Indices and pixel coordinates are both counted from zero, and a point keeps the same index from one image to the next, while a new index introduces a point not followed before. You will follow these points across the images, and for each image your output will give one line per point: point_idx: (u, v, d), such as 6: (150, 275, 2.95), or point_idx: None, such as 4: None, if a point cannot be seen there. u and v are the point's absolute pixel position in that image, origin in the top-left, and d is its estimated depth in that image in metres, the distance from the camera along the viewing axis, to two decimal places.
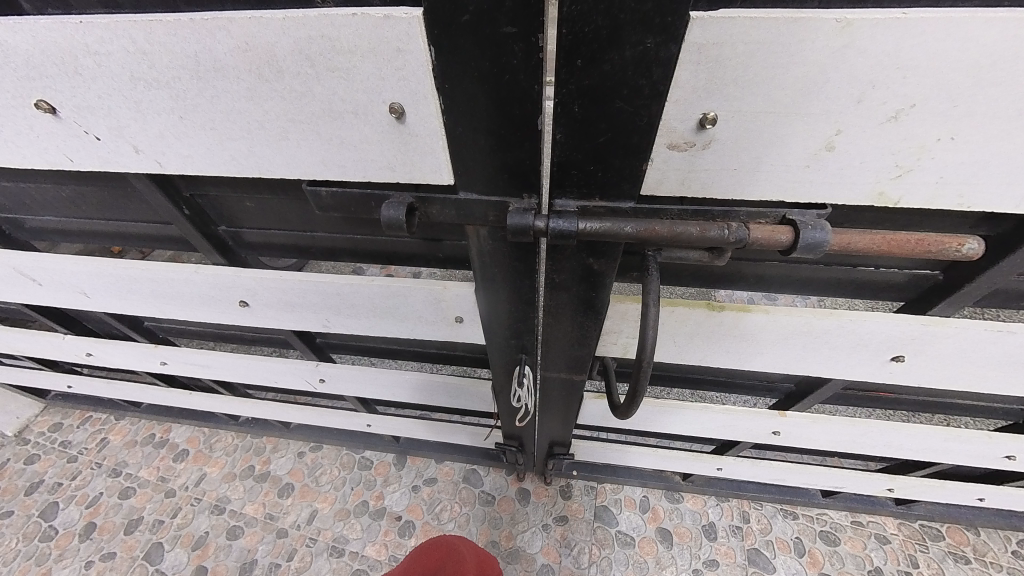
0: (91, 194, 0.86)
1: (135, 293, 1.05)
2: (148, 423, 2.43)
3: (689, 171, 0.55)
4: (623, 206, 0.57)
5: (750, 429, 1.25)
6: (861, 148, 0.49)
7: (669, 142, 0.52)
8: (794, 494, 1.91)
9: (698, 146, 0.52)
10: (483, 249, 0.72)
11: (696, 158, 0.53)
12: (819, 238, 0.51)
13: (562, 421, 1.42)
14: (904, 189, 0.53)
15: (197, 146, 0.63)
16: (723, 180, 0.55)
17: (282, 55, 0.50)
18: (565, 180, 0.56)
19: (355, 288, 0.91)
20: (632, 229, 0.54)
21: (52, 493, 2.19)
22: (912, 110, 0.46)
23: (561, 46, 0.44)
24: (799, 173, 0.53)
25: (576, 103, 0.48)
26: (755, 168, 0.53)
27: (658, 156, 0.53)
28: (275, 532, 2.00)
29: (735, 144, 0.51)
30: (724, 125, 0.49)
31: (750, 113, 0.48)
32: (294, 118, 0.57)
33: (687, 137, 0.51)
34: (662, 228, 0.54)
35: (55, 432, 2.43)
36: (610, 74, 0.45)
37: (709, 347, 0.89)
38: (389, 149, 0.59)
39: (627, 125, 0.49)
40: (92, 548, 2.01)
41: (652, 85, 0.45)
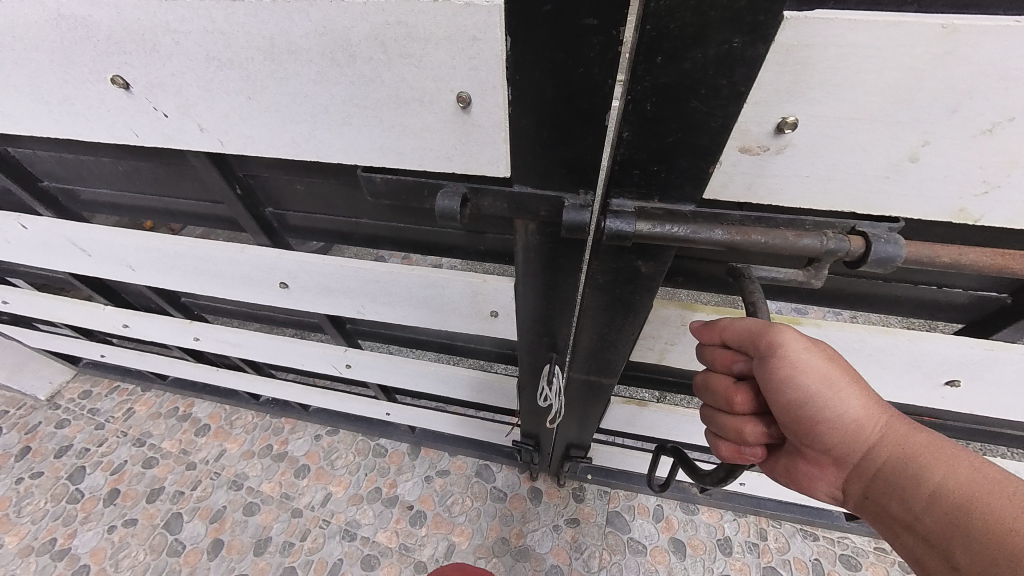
0: (147, 170, 0.88)
1: (179, 269, 1.08)
2: (172, 396, 2.49)
3: (758, 176, 0.54)
4: (682, 209, 0.55)
5: None
6: (947, 159, 0.48)
7: (741, 144, 0.51)
8: (815, 515, 1.86)
9: (776, 150, 0.50)
10: (529, 244, 0.72)
11: (768, 162, 0.52)
12: (891, 252, 0.50)
13: (584, 424, 1.40)
14: (987, 205, 0.51)
15: (260, 127, 0.64)
16: (793, 186, 0.54)
17: (355, 39, 0.50)
18: (624, 179, 0.55)
19: (395, 275, 0.92)
20: (722, 234, 0.52)
21: (80, 458, 2.27)
22: (1009, 124, 0.45)
23: (642, 41, 0.43)
24: (876, 183, 0.52)
25: (649, 100, 0.47)
26: (830, 176, 0.52)
27: (727, 158, 0.53)
28: (290, 512, 2.05)
29: (811, 150, 0.50)
30: (805, 130, 0.48)
31: (834, 120, 0.47)
32: (359, 103, 0.57)
33: (762, 141, 0.50)
34: (756, 236, 0.52)
35: (85, 399, 2.52)
36: (690, 72, 0.44)
37: None
38: (449, 138, 0.59)
39: (700, 125, 0.48)
40: (116, 513, 2.08)
41: (732, 85, 0.44)
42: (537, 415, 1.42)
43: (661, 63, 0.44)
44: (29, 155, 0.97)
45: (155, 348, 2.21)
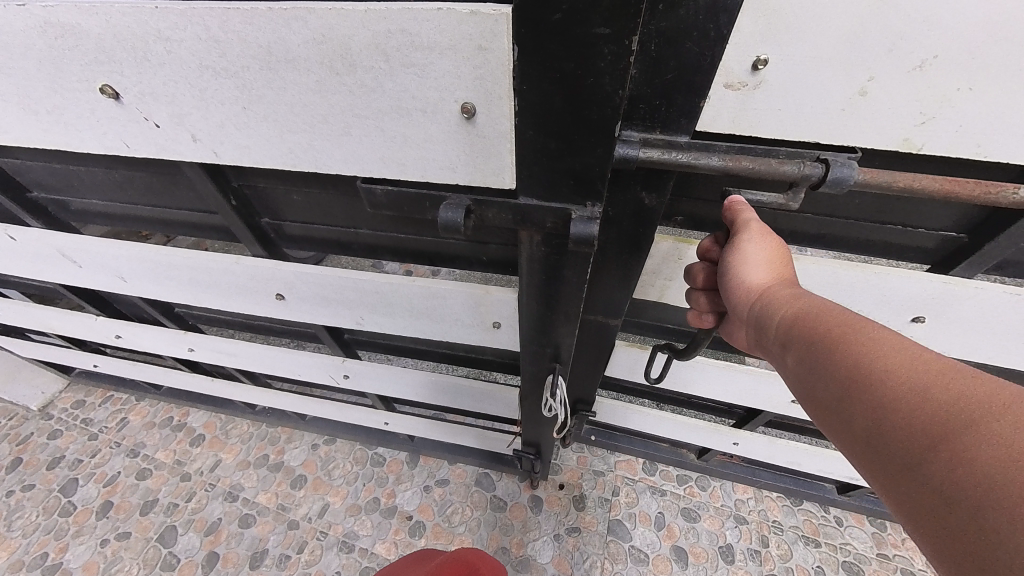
0: (141, 179, 0.85)
1: (173, 279, 1.05)
2: (167, 405, 2.45)
3: (739, 112, 0.55)
4: (679, 138, 0.55)
5: (770, 395, 1.33)
6: (892, 95, 0.51)
7: (723, 82, 0.53)
8: (807, 486, 1.94)
9: (746, 86, 0.53)
10: (534, 255, 0.70)
11: (747, 99, 0.54)
12: (846, 176, 0.52)
13: (586, 387, 1.47)
14: (929, 135, 0.53)
15: (256, 137, 0.62)
16: (767, 122, 0.56)
17: (356, 47, 0.48)
18: (630, 114, 0.54)
19: (395, 286, 0.90)
20: (717, 159, 0.53)
21: (72, 469, 2.23)
22: (937, 61, 0.47)
23: None
24: (834, 117, 0.54)
25: (652, 43, 0.47)
26: (796, 112, 0.54)
27: (713, 95, 0.55)
28: (286, 523, 2.02)
29: (774, 88, 0.52)
30: (779, 67, 0.51)
31: (793, 58, 0.50)
32: (360, 113, 0.55)
33: (743, 78, 0.52)
34: (746, 162, 0.53)
35: (78, 408, 2.46)
36: (685, 19, 0.45)
37: None
38: (452, 150, 0.57)
39: (694, 69, 0.48)
40: (109, 526, 2.04)
41: (720, 31, 0.44)
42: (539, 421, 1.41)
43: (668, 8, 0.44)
44: (19, 165, 0.94)
45: (150, 358, 2.17)
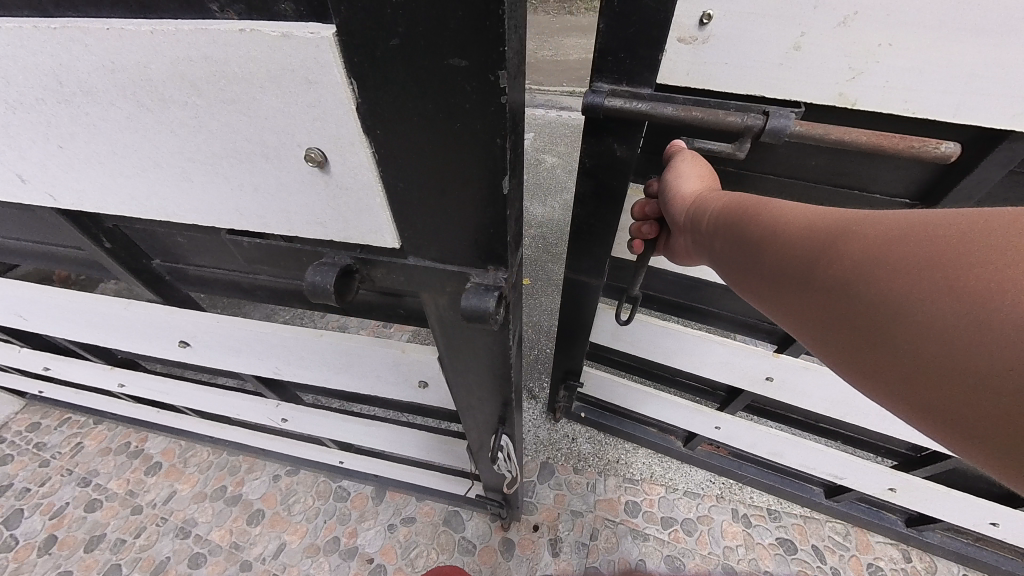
0: (11, 215, 0.74)
1: (72, 321, 0.94)
2: (126, 430, 2.33)
3: (694, 62, 0.79)
4: (642, 91, 0.84)
5: (747, 371, 1.52)
6: (822, 45, 0.70)
7: (679, 36, 0.76)
8: (794, 488, 1.92)
9: (700, 40, 0.76)
10: (443, 318, 0.59)
11: (699, 51, 0.77)
12: (784, 124, 0.73)
13: (574, 353, 1.79)
14: (859, 89, 0.72)
15: (88, 181, 0.50)
16: (720, 73, 0.79)
17: (157, 78, 0.37)
18: (603, 66, 0.84)
19: (299, 338, 0.78)
20: (670, 111, 0.79)
21: (20, 498, 2.10)
22: (858, 17, 0.65)
23: None
24: (779, 69, 0.74)
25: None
26: (741, 62, 0.76)
27: (671, 47, 0.78)
28: (239, 564, 1.88)
29: (726, 38, 0.74)
30: (725, 21, 0.72)
31: (739, 14, 0.70)
32: (194, 157, 0.44)
33: (691, 32, 0.75)
34: (696, 113, 0.78)
35: (33, 431, 2.34)
36: None
37: None
38: (317, 205, 0.45)
39: (651, 18, 0.75)
40: (50, 564, 1.91)
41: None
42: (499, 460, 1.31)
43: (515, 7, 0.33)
44: None
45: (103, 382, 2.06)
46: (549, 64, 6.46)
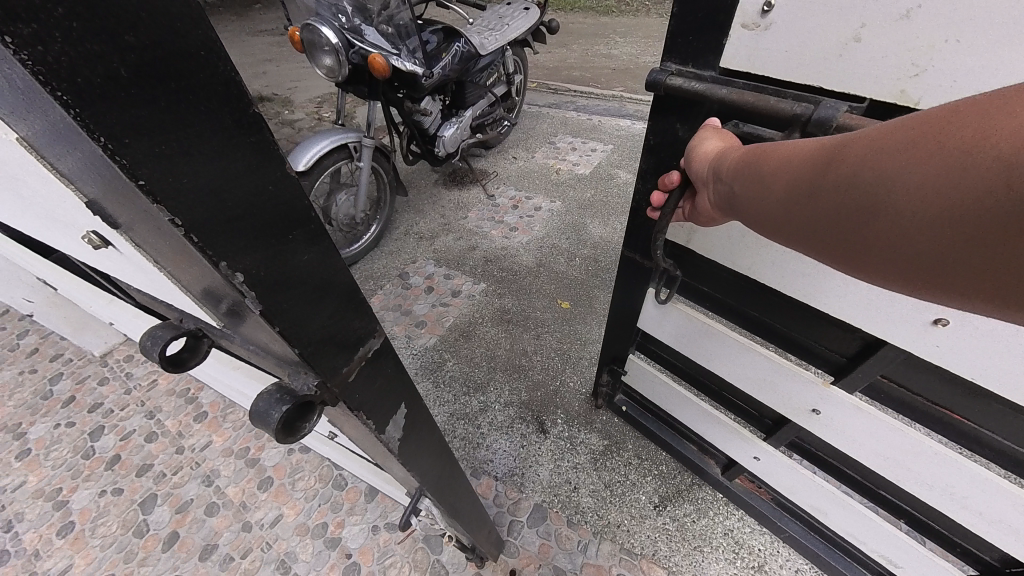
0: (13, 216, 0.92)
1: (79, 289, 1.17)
2: (189, 377, 2.69)
3: (755, 47, 1.00)
4: (707, 74, 1.10)
5: (792, 398, 1.51)
6: (879, 39, 0.82)
7: (745, 22, 0.99)
8: (846, 564, 1.69)
9: (762, 27, 0.97)
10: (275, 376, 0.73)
11: (761, 35, 0.98)
12: (828, 115, 0.84)
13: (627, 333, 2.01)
14: (921, 88, 0.81)
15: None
16: (779, 59, 0.97)
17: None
18: (676, 47, 1.14)
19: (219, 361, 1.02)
20: (726, 92, 1.00)
21: (104, 417, 2.54)
22: (920, 11, 0.76)
23: None
24: (838, 59, 0.89)
25: None
26: (800, 50, 0.93)
27: (737, 32, 1.01)
28: (241, 524, 2.05)
29: (787, 25, 0.93)
30: (784, 10, 0.92)
31: (800, 4, 0.89)
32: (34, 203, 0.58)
33: (755, 19, 0.97)
34: (746, 97, 0.98)
35: (127, 362, 2.81)
36: None
37: (760, 248, 1.30)
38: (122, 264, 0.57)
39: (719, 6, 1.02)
40: (109, 479, 2.26)
41: None
42: (451, 500, 1.26)
43: (158, 76, 0.40)
44: None
45: None
46: (649, 73, 6.08)
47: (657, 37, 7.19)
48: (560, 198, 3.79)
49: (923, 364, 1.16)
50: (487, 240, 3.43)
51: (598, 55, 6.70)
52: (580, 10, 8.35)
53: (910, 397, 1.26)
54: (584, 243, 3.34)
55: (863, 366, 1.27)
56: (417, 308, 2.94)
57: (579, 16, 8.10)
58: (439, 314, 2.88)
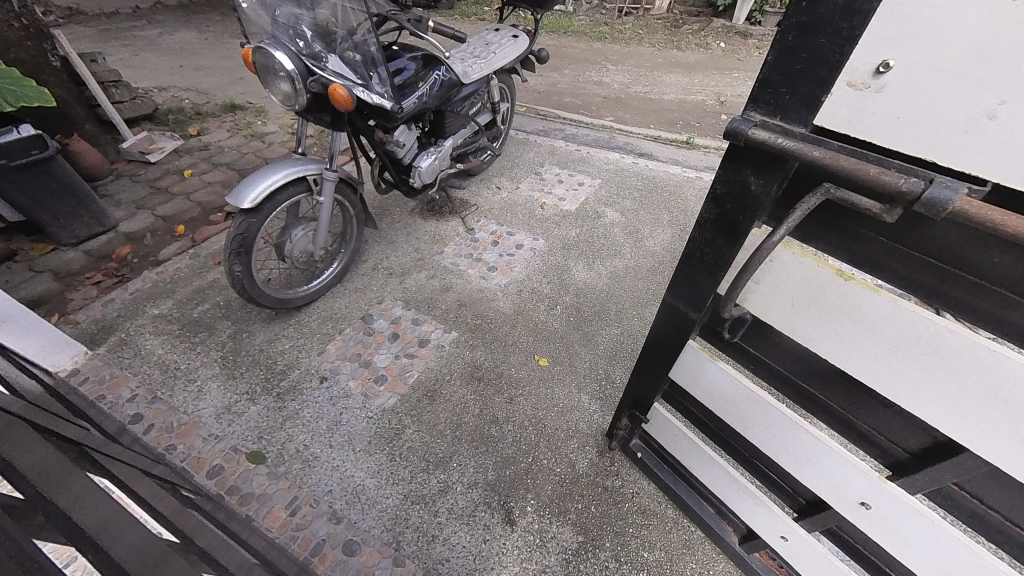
0: None
1: None
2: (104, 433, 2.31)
3: (860, 107, 0.83)
4: (795, 128, 0.93)
5: (835, 483, 1.25)
6: (1021, 118, 0.66)
7: (851, 80, 0.83)
8: None
9: (870, 88, 0.80)
10: None
11: (868, 97, 0.81)
12: (944, 196, 0.69)
13: (643, 386, 1.78)
14: None
15: None
16: (885, 126, 0.80)
17: None
18: (760, 97, 0.98)
19: None
20: (817, 153, 0.85)
21: None
22: None
23: (800, 8, 0.86)
24: (958, 135, 0.73)
25: (791, 33, 0.89)
26: (912, 119, 0.77)
27: (840, 89, 0.85)
28: None
29: (903, 89, 0.76)
30: (900, 69, 0.75)
31: (922, 66, 0.73)
32: None
33: (865, 78, 0.81)
34: (842, 161, 0.82)
35: None
36: (822, 13, 0.83)
37: (823, 318, 1.06)
38: None
39: (823, 57, 0.86)
40: None
41: (850, 28, 0.80)
42: None
43: None
44: None
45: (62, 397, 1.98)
46: (640, 104, 5.98)
47: (647, 68, 7.14)
48: (544, 235, 3.55)
49: (1014, 482, 0.93)
50: (462, 280, 3.15)
51: (589, 81, 6.58)
52: (573, 34, 8.27)
53: (982, 511, 1.03)
54: (568, 288, 3.09)
55: (932, 467, 1.03)
56: (379, 358, 2.62)
57: (572, 40, 8.01)
58: (403, 367, 2.57)
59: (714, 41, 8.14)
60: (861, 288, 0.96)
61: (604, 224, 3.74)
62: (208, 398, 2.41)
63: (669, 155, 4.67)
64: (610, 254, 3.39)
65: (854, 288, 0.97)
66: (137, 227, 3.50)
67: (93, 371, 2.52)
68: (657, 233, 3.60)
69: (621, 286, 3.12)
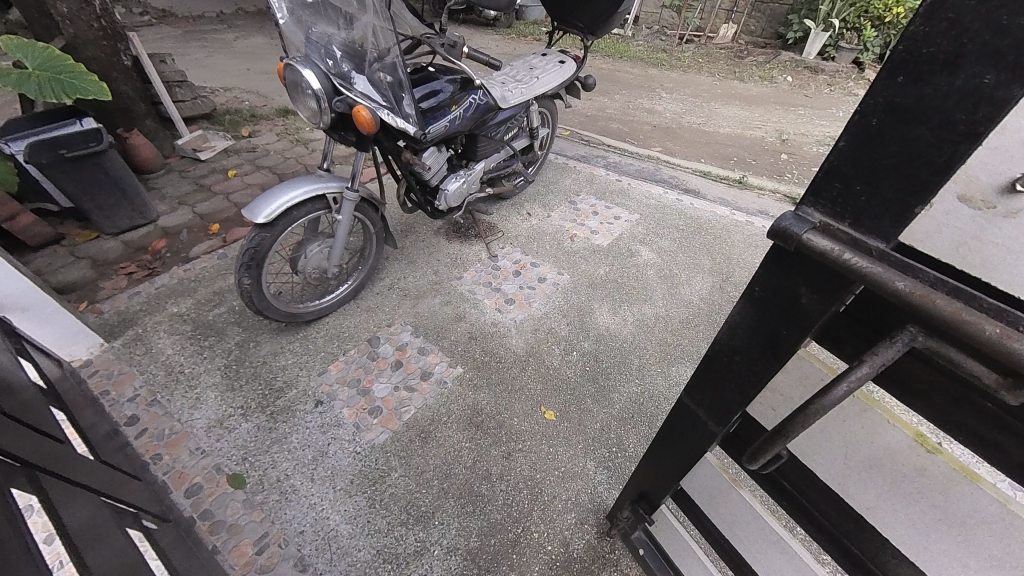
0: None
1: None
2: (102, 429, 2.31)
3: (975, 231, 0.62)
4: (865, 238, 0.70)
5: None
6: None
7: (965, 193, 0.62)
8: None
9: (987, 208, 0.60)
10: None
11: (991, 220, 0.61)
12: None
13: (649, 482, 1.52)
14: None
15: None
16: (1017, 261, 0.60)
17: None
18: (821, 192, 0.75)
19: None
20: (904, 288, 0.62)
21: None
22: None
23: (895, 84, 0.62)
24: None
25: (875, 117, 0.65)
26: None
27: (944, 200, 0.64)
28: None
29: None
30: None
31: None
32: None
33: (988, 194, 0.60)
34: (943, 305, 0.59)
35: None
36: (928, 95, 0.60)
37: (891, 487, 0.86)
38: None
39: (922, 155, 0.62)
40: None
41: (970, 122, 0.57)
42: None
43: None
44: None
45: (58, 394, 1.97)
46: (691, 136, 5.68)
47: (703, 98, 6.82)
48: (570, 269, 3.35)
49: None
50: (477, 310, 2.99)
51: (639, 108, 6.35)
52: (628, 59, 8.09)
53: None
54: (588, 332, 2.86)
55: None
56: (377, 387, 2.48)
57: (626, 65, 7.84)
58: (400, 401, 2.43)
59: (779, 75, 7.70)
60: (949, 467, 0.76)
61: (637, 263, 3.48)
62: (203, 408, 2.36)
63: (717, 194, 4.35)
64: (639, 298, 3.13)
65: (943, 469, 0.77)
66: (176, 222, 3.61)
67: (104, 364, 2.55)
68: (693, 280, 3.31)
69: (646, 337, 2.85)
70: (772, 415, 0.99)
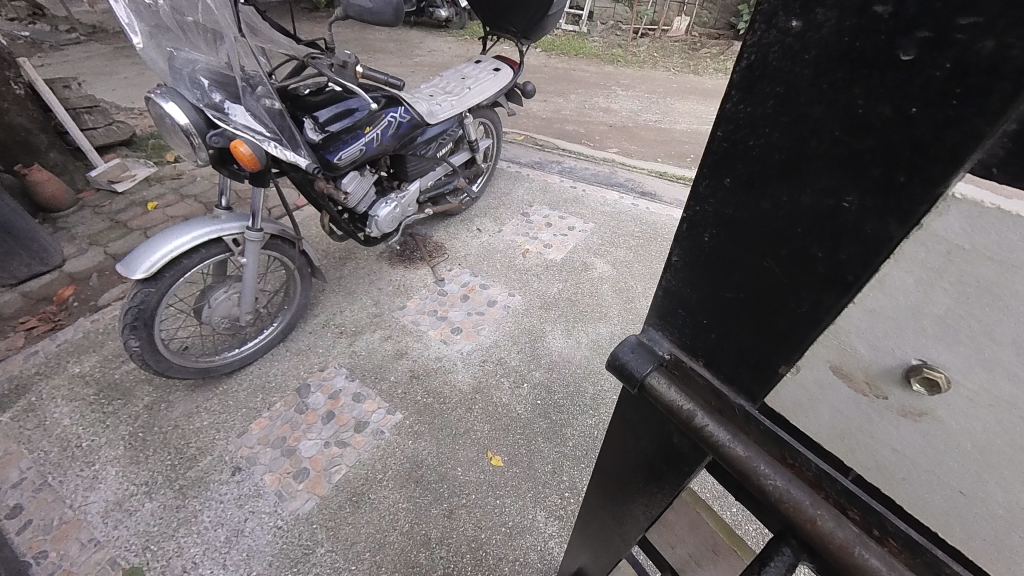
0: None
1: None
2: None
3: (865, 423, 0.55)
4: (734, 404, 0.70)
5: None
6: None
7: (846, 370, 0.54)
8: None
9: (874, 395, 0.53)
10: None
11: (884, 414, 0.53)
12: None
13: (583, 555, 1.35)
14: None
15: None
16: (922, 466, 0.51)
17: None
18: (674, 308, 0.75)
19: None
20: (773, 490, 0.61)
21: None
22: None
23: (728, 185, 0.61)
24: None
25: (711, 232, 0.65)
26: (968, 477, 0.48)
27: (817, 368, 0.57)
28: None
29: (953, 427, 0.48)
30: (949, 393, 0.47)
31: (994, 400, 0.44)
32: None
33: (877, 373, 0.52)
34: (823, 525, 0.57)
35: None
36: (771, 208, 0.56)
37: None
38: None
39: (767, 279, 0.60)
40: None
41: (824, 249, 0.52)
42: None
43: None
44: None
45: None
46: (649, 134, 5.54)
47: (661, 94, 6.71)
48: (521, 289, 3.14)
49: None
50: (420, 343, 2.76)
51: (596, 108, 6.19)
52: (584, 57, 7.92)
53: None
54: (539, 361, 2.67)
55: None
56: (304, 446, 2.23)
57: (583, 63, 7.68)
58: (331, 460, 2.18)
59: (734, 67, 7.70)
60: None
61: (594, 277, 3.30)
62: (100, 489, 2.07)
63: (675, 195, 4.21)
64: (594, 316, 2.95)
65: None
66: (85, 266, 3.26)
67: None
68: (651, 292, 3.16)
69: (602, 361, 2.67)
70: (672, 550, 1.01)
